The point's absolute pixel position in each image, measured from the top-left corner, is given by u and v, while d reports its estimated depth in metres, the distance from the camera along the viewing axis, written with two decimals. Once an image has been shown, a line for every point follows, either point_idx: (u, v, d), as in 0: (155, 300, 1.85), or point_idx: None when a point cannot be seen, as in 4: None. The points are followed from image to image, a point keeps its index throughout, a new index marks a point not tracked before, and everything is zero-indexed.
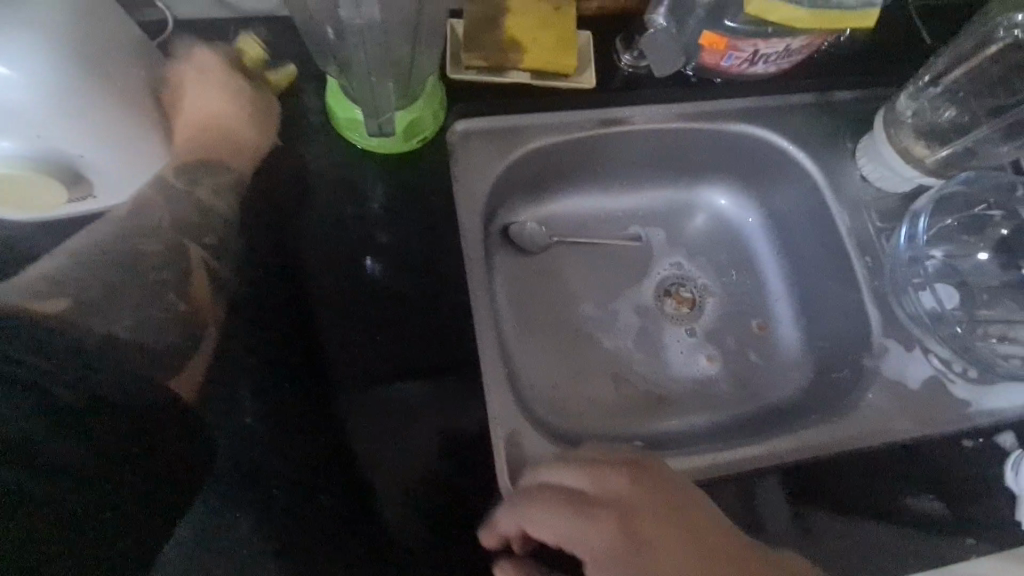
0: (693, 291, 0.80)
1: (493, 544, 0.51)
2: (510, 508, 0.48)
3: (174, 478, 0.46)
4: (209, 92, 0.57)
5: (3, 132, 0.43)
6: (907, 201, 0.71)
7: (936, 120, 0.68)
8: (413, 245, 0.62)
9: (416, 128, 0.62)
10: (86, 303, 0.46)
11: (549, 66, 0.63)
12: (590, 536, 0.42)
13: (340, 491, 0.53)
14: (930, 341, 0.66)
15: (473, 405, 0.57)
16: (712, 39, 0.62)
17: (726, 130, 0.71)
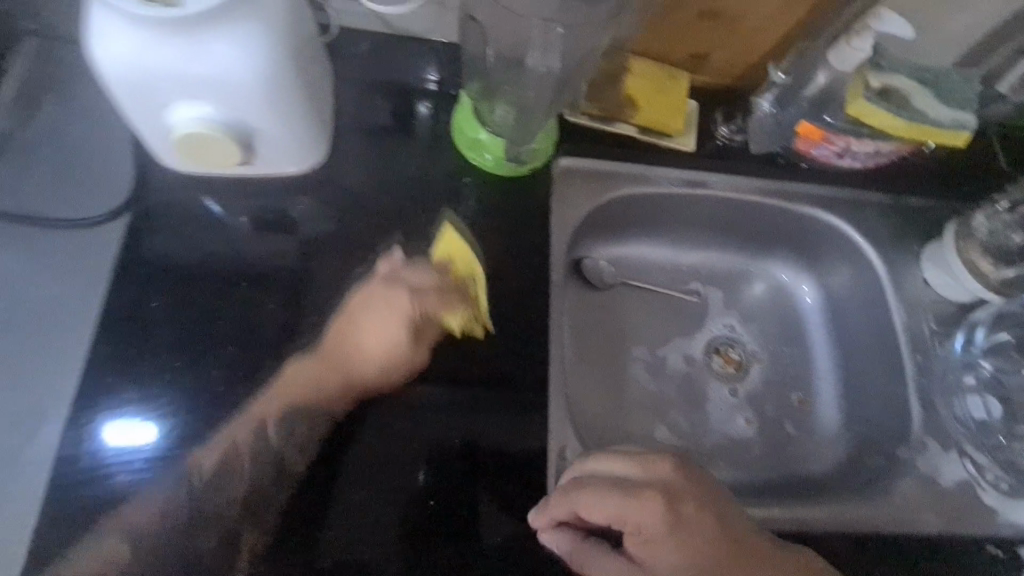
0: (742, 354, 0.84)
1: (541, 524, 0.53)
2: (564, 496, 0.51)
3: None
4: (375, 328, 0.58)
5: (210, 96, 0.49)
6: (963, 310, 0.75)
7: (1005, 244, 0.73)
8: (494, 253, 0.66)
9: (529, 158, 0.67)
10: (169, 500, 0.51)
11: (657, 125, 0.70)
12: (642, 513, 0.49)
13: (355, 479, 0.56)
14: (969, 447, 0.69)
15: (516, 429, 0.60)
16: (808, 129, 0.68)
17: (801, 211, 0.77)
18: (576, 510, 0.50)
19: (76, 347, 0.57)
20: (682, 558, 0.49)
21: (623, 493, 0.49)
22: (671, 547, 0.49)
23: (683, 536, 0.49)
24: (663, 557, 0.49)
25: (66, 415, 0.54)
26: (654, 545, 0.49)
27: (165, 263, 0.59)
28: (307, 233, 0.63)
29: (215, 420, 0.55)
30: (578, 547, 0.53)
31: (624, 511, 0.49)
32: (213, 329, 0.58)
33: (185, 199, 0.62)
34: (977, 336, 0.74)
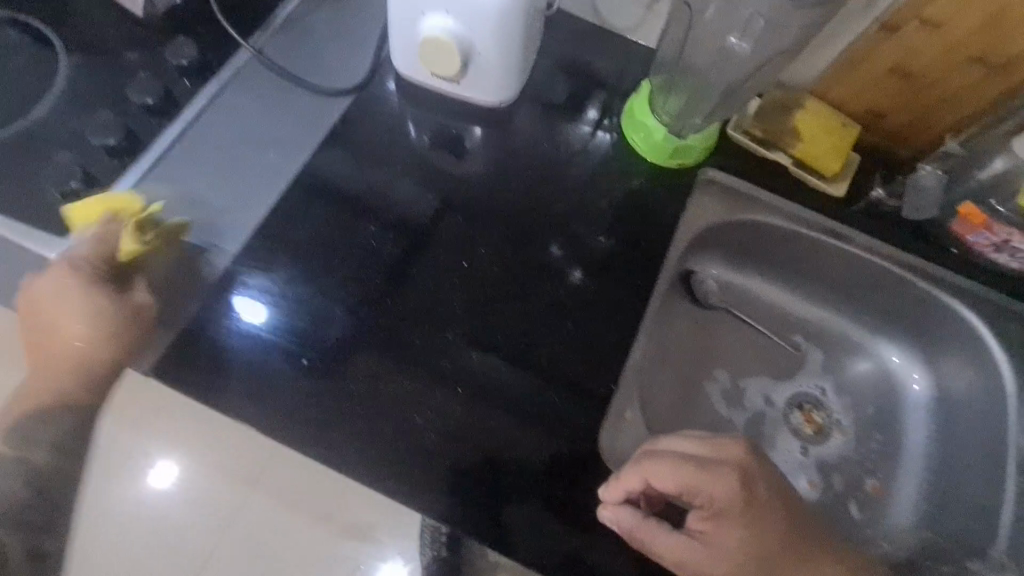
0: (825, 418, 0.82)
1: (613, 497, 0.58)
2: (636, 465, 0.57)
3: (252, 399, 0.61)
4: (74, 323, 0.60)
5: (459, 15, 0.62)
6: None
7: None
8: (623, 239, 0.73)
9: (682, 154, 0.73)
10: (280, 390, 0.62)
11: (814, 161, 0.73)
12: (718, 485, 0.55)
13: (423, 405, 0.63)
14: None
15: (575, 410, 0.65)
16: (971, 211, 0.68)
17: (937, 296, 0.74)
18: (650, 478, 0.56)
19: (281, 178, 0.71)
20: (743, 535, 0.55)
21: (695, 461, 0.56)
22: (736, 523, 0.55)
23: (747, 513, 0.56)
24: (728, 532, 0.55)
25: (258, 223, 0.69)
26: (721, 519, 0.55)
27: (365, 146, 0.74)
28: (474, 160, 0.75)
29: (331, 308, 0.66)
30: (645, 523, 0.56)
31: (697, 480, 0.55)
32: (385, 204, 0.71)
33: (393, 99, 0.76)
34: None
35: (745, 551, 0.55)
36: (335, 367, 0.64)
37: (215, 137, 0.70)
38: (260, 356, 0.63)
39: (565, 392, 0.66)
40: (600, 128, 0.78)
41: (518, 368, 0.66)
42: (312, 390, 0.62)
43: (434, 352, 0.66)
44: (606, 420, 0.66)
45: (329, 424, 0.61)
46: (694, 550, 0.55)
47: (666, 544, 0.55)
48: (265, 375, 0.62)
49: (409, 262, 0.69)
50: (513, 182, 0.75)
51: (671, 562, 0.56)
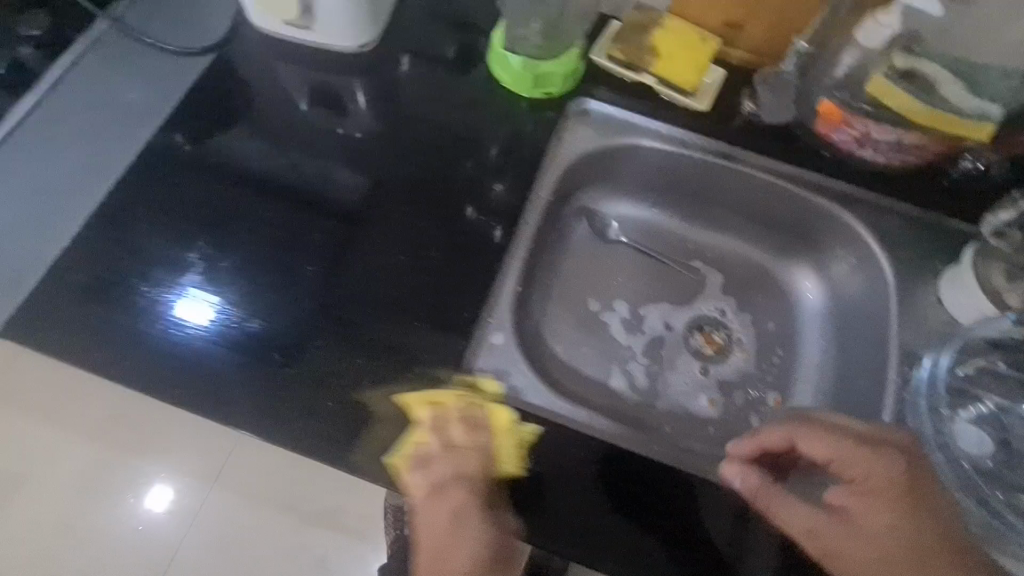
0: (725, 338, 0.82)
1: (743, 451, 0.60)
2: (782, 425, 0.60)
3: (104, 347, 0.62)
4: (470, 528, 0.57)
5: None
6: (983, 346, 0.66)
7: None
8: (522, 189, 0.74)
9: (542, 82, 0.74)
10: (130, 336, 0.63)
11: (674, 78, 0.73)
12: (875, 461, 0.56)
13: (319, 362, 0.63)
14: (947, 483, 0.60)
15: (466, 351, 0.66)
16: (829, 108, 0.67)
17: (815, 203, 0.75)
18: (795, 439, 0.59)
19: (141, 135, 0.71)
20: (891, 521, 0.55)
21: (858, 438, 0.57)
22: (887, 506, 0.55)
23: (903, 503, 0.55)
24: (876, 514, 0.55)
25: (115, 180, 0.69)
26: (869, 498, 0.56)
27: (236, 106, 0.74)
28: (356, 116, 0.76)
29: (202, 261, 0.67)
30: (770, 484, 0.58)
31: (851, 456, 0.57)
32: (256, 160, 0.72)
33: (257, 55, 0.76)
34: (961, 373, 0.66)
35: (894, 538, 0.54)
36: (206, 321, 0.64)
37: (78, 102, 0.73)
38: (111, 307, 0.64)
39: (440, 325, 0.66)
40: (469, 69, 0.78)
41: (389, 306, 0.66)
42: (168, 338, 0.63)
43: (345, 322, 0.65)
44: (478, 346, 0.67)
45: (187, 368, 0.62)
46: (833, 525, 0.55)
47: (798, 510, 0.57)
48: (122, 329, 0.63)
49: (279, 213, 0.70)
50: (385, 130, 0.75)
51: (802, 532, 0.56)
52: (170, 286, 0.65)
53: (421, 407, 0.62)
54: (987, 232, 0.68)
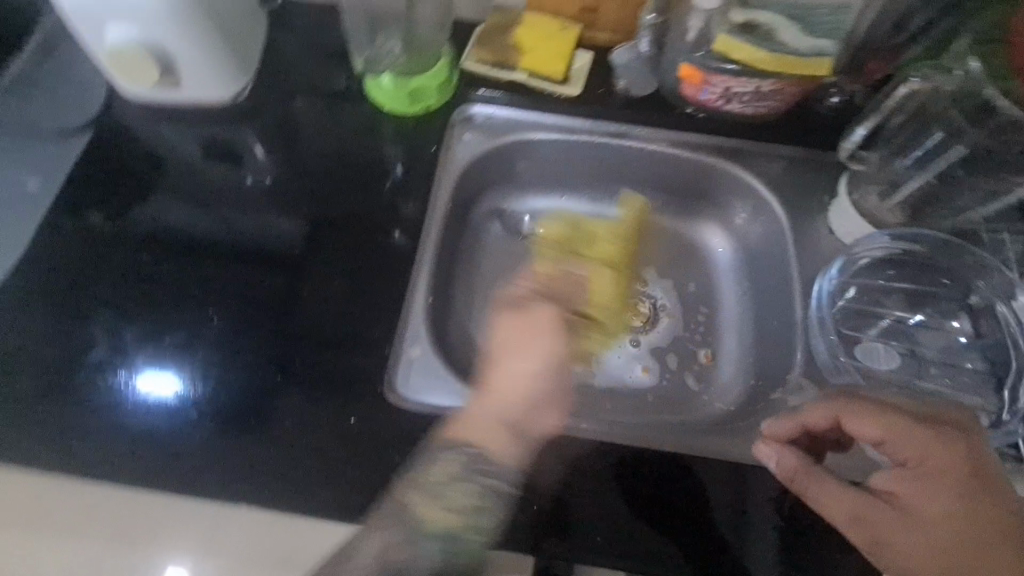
0: (651, 307, 0.83)
1: (785, 429, 0.58)
2: (828, 403, 0.56)
3: (16, 433, 0.61)
4: (538, 353, 0.64)
5: (135, 22, 0.62)
6: (875, 267, 0.68)
7: (897, 185, 0.66)
8: (420, 201, 0.75)
9: (418, 97, 0.75)
10: (44, 417, 0.62)
11: (542, 70, 0.76)
12: (933, 442, 0.51)
13: (241, 408, 0.63)
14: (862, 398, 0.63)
15: (389, 370, 0.67)
16: (688, 72, 0.71)
17: (703, 163, 0.78)
18: (845, 420, 0.54)
19: (33, 218, 0.71)
20: (950, 510, 0.50)
21: (918, 418, 0.52)
22: (945, 492, 0.50)
23: (965, 489, 0.50)
24: (930, 500, 0.50)
25: (10, 265, 0.69)
26: (923, 481, 0.51)
27: (128, 176, 0.75)
28: (251, 163, 0.76)
29: (109, 331, 0.66)
30: (807, 466, 0.55)
31: (904, 435, 0.52)
32: (153, 222, 0.72)
33: (139, 121, 0.77)
34: (852, 294, 0.69)
35: (950, 527, 0.50)
36: (121, 387, 0.63)
37: None
38: (20, 391, 0.63)
39: (356, 349, 0.67)
40: (350, 96, 0.80)
41: (305, 342, 0.67)
42: (84, 411, 0.62)
43: (264, 364, 0.66)
44: (395, 363, 0.67)
45: (107, 438, 0.61)
46: (878, 509, 0.52)
47: (841, 494, 0.53)
48: (37, 411, 0.62)
49: (182, 269, 0.70)
50: (278, 170, 0.76)
51: (845, 518, 0.53)
52: (86, 363, 0.64)
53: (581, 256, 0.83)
54: (845, 157, 0.66)
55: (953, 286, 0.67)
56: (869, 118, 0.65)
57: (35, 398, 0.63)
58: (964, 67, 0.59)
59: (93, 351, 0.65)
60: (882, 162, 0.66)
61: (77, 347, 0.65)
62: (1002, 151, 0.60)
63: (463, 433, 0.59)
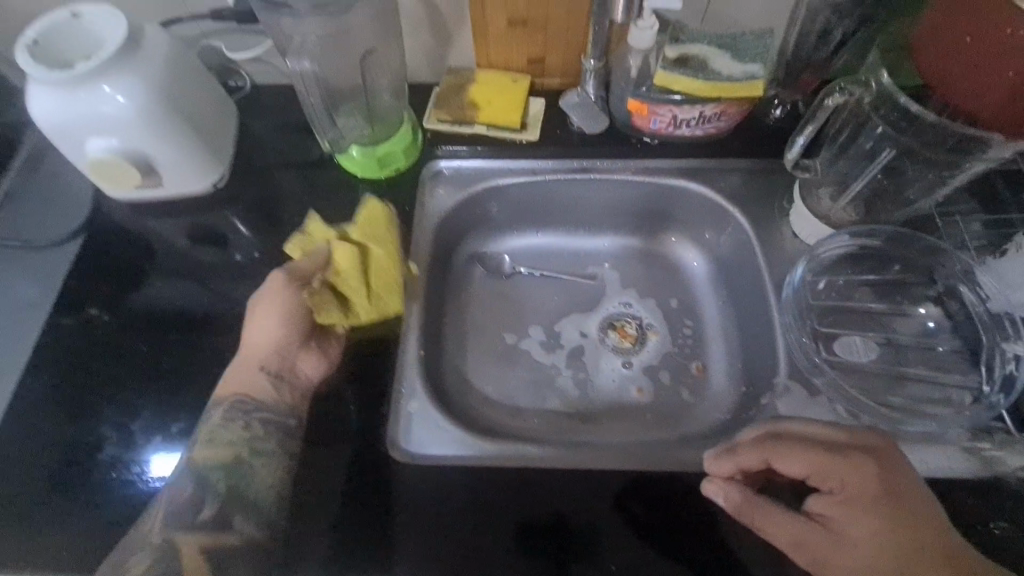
0: (638, 328, 0.86)
1: (721, 469, 0.60)
2: (756, 445, 0.58)
3: (38, 539, 0.62)
4: (264, 317, 0.68)
5: (112, 134, 0.67)
6: (841, 262, 0.72)
7: (839, 197, 0.70)
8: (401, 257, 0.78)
9: (387, 161, 0.79)
10: (64, 520, 0.63)
11: (500, 121, 0.80)
12: (851, 472, 0.54)
13: None
14: (846, 391, 0.65)
15: (391, 426, 0.68)
16: (636, 106, 0.75)
17: (665, 185, 0.82)
18: (772, 459, 0.57)
19: (36, 324, 0.74)
20: (880, 532, 0.53)
21: (834, 450, 0.55)
22: (871, 515, 0.53)
23: (890, 511, 0.53)
24: (861, 524, 0.53)
25: (19, 372, 0.72)
26: (850, 507, 0.54)
27: (120, 270, 0.78)
28: (235, 243, 0.79)
29: (116, 426, 0.68)
30: (748, 499, 0.58)
31: (825, 468, 0.55)
32: (147, 314, 0.75)
33: (127, 220, 0.81)
34: (822, 286, 0.72)
35: (880, 546, 0.53)
36: (134, 480, 0.65)
37: None
38: (39, 497, 0.65)
39: (350, 413, 0.68)
40: (323, 167, 0.84)
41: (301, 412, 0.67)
42: (102, 508, 0.64)
43: None
44: (397, 416, 0.69)
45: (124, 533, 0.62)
46: (817, 536, 0.54)
47: (781, 522, 0.56)
48: (55, 515, 0.64)
49: (180, 355, 0.72)
50: (262, 247, 0.79)
51: (788, 544, 0.55)
52: (99, 460, 0.66)
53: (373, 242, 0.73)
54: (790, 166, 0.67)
55: (915, 272, 0.70)
56: (808, 127, 0.65)
57: (54, 502, 0.64)
58: (880, 81, 0.60)
59: (101, 453, 0.67)
60: (822, 171, 0.70)
61: (88, 446, 0.67)
62: (922, 155, 0.62)
63: (222, 391, 0.65)
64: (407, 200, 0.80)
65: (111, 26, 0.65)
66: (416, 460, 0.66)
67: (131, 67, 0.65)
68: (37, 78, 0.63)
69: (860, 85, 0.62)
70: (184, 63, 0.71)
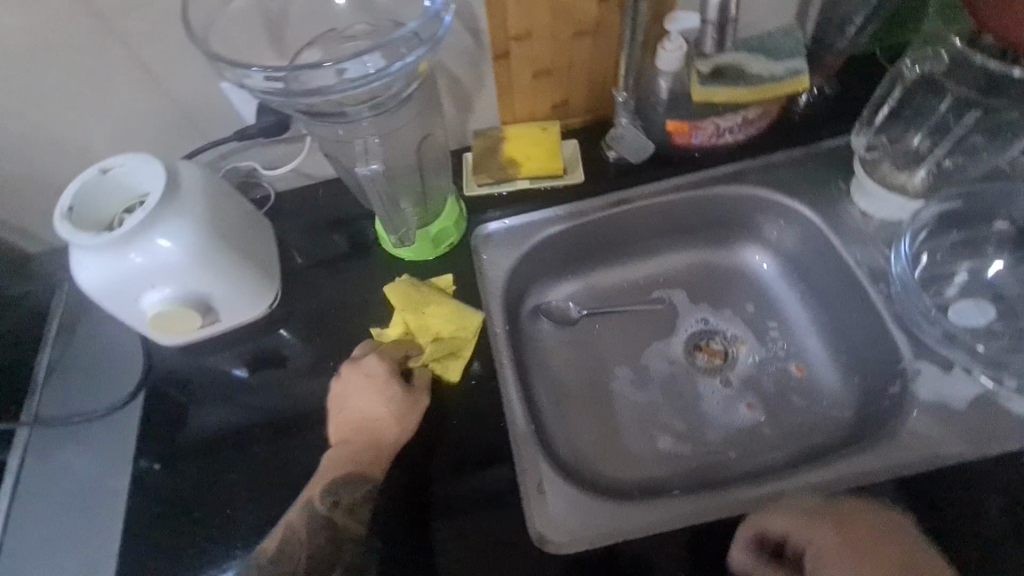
0: (723, 343, 0.83)
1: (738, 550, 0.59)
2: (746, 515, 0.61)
3: None
4: (373, 397, 0.66)
5: (166, 284, 0.63)
6: (930, 231, 0.72)
7: (910, 183, 0.71)
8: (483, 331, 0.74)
9: (441, 239, 0.77)
10: None
11: (542, 172, 0.79)
12: (814, 527, 0.58)
13: None
14: (993, 358, 0.66)
15: (528, 511, 0.64)
16: (677, 126, 0.75)
17: (716, 193, 0.80)
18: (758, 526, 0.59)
19: (112, 500, 0.68)
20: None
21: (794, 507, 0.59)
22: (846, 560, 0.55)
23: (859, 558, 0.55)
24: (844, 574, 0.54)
25: (106, 558, 0.65)
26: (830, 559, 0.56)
27: (184, 422, 0.72)
28: (300, 362, 0.74)
29: None
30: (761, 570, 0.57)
31: (800, 524, 0.58)
32: (227, 458, 0.69)
33: (182, 364, 0.76)
34: (924, 260, 0.72)
35: None
36: None
37: (42, 507, 0.69)
38: None
39: (436, 513, 0.64)
40: (369, 259, 0.80)
41: (392, 525, 0.64)
42: None
43: (418, 558, 0.62)
44: (526, 501, 0.64)
45: None
46: None
47: None
48: None
49: (277, 495, 0.66)
50: (328, 357, 0.74)
51: None
52: None
53: (404, 301, 0.73)
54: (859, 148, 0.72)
55: (998, 223, 0.71)
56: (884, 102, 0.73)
57: None
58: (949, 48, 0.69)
59: None
60: (891, 146, 0.73)
61: None
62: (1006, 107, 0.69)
63: (350, 470, 0.63)
64: (469, 271, 0.78)
65: (144, 170, 0.62)
66: (570, 541, 0.62)
67: (176, 211, 0.62)
68: (82, 245, 0.59)
69: (931, 58, 0.71)
70: (222, 189, 0.68)
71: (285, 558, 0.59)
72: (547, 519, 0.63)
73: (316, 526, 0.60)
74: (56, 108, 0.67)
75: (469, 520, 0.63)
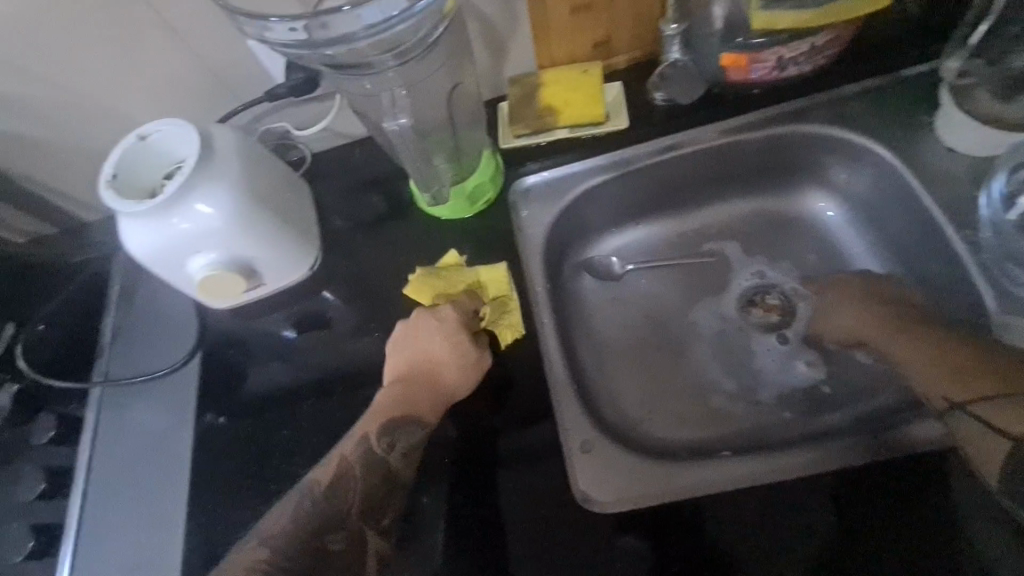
0: (781, 297, 0.77)
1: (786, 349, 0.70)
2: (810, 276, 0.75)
3: None
4: (443, 343, 0.65)
5: (211, 247, 0.64)
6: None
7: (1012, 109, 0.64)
8: (523, 289, 0.72)
9: (477, 194, 0.74)
10: None
11: (583, 119, 0.74)
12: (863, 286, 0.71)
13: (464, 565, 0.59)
14: None
15: (575, 468, 0.63)
16: (731, 59, 0.67)
17: (778, 132, 0.72)
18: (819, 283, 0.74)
19: (178, 455, 0.72)
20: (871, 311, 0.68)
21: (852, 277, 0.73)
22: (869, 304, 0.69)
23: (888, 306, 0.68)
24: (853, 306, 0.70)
25: (176, 506, 0.69)
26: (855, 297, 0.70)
27: (241, 380, 0.75)
28: (344, 323, 0.75)
29: None
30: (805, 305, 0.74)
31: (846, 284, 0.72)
32: (279, 415, 0.72)
33: (234, 326, 0.79)
34: None
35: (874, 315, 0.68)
36: None
37: (119, 459, 0.74)
38: None
39: (488, 466, 0.64)
40: (407, 219, 0.79)
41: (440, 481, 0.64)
42: None
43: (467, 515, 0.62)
44: (573, 460, 0.64)
45: None
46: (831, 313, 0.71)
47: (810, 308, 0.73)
48: None
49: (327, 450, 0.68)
50: (370, 316, 0.75)
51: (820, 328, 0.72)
52: None
53: (435, 293, 0.71)
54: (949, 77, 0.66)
55: None
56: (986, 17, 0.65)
57: None
58: None
59: None
60: (987, 69, 0.65)
61: None
62: None
63: (408, 412, 0.62)
64: (507, 227, 0.75)
65: (178, 134, 0.62)
66: (620, 497, 0.61)
67: (210, 173, 0.61)
68: (126, 212, 0.60)
69: None
70: (254, 151, 0.67)
71: (344, 489, 0.58)
72: (597, 474, 0.63)
73: (372, 463, 0.59)
74: (95, 76, 0.67)
75: (514, 478, 0.63)
